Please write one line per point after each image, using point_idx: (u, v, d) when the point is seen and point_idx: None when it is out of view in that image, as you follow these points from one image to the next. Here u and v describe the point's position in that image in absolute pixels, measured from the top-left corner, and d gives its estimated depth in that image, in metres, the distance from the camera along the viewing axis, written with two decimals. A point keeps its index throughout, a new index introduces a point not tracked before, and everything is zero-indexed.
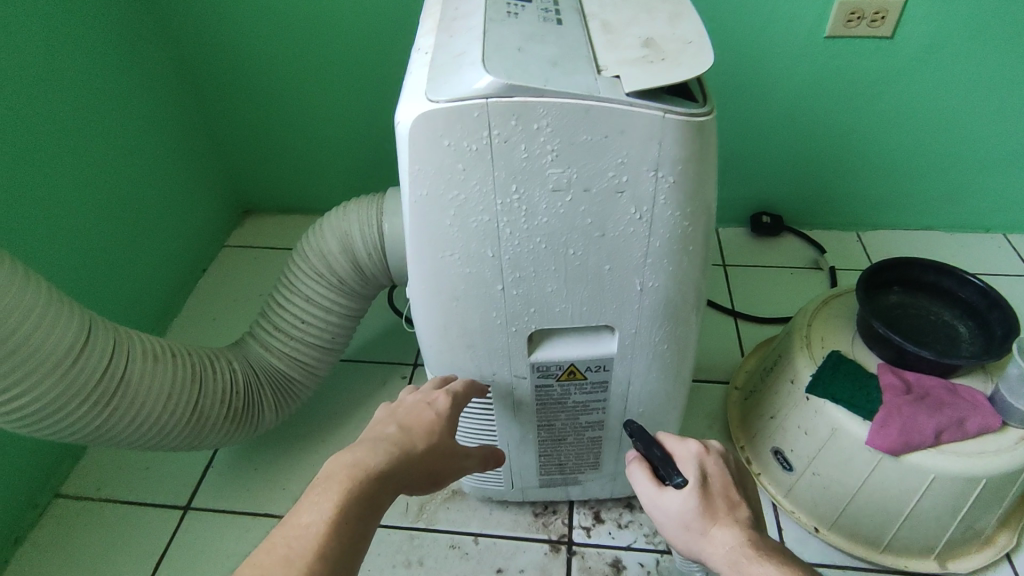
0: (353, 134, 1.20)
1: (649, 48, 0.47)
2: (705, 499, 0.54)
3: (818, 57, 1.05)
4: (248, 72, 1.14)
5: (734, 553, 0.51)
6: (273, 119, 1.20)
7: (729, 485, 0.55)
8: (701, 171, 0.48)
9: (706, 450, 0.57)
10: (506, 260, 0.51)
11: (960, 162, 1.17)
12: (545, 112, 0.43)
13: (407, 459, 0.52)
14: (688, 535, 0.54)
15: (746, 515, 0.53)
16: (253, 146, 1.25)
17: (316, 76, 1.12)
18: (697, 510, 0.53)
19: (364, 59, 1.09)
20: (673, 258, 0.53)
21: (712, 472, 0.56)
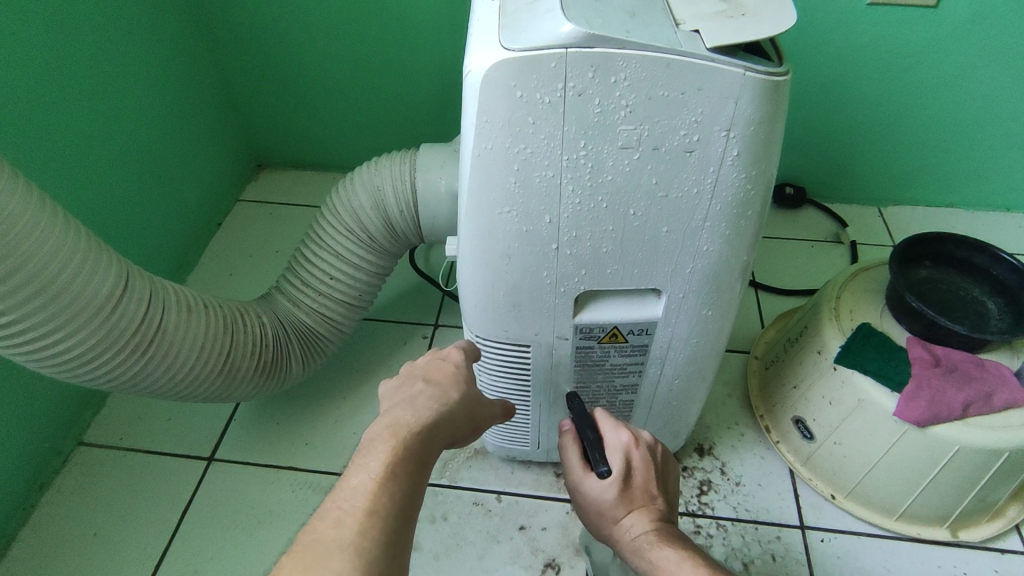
0: (375, 88, 1.16)
1: (728, 3, 0.45)
2: (623, 488, 0.59)
3: (859, 25, 1.03)
4: (270, 19, 1.09)
5: (640, 539, 0.57)
6: (292, 69, 1.16)
7: (649, 478, 0.60)
8: (772, 133, 0.47)
9: (635, 442, 0.61)
10: (563, 219, 0.51)
11: (990, 139, 1.16)
12: (625, 65, 0.41)
13: (445, 409, 0.53)
14: (602, 516, 0.60)
15: (659, 508, 0.59)
16: (272, 97, 1.21)
17: (340, 24, 1.08)
18: (615, 498, 0.59)
19: (390, 9, 1.05)
20: (731, 223, 0.52)
21: (636, 464, 0.60)
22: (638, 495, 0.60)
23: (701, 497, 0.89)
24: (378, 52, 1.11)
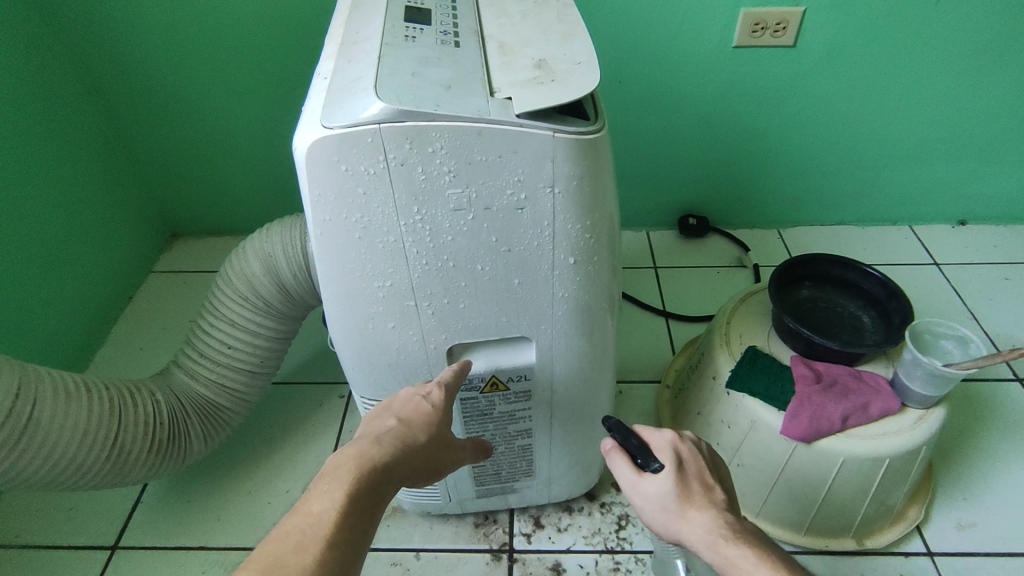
0: (276, 149, 1.17)
1: (541, 70, 0.49)
2: (684, 483, 0.54)
3: (731, 66, 1.10)
4: (164, 92, 1.10)
5: (710, 535, 0.51)
6: (195, 139, 1.17)
7: (703, 469, 0.56)
8: (597, 185, 0.50)
9: (680, 437, 0.58)
10: (415, 279, 0.53)
11: (865, 160, 1.24)
12: (439, 135, 0.44)
13: (409, 452, 0.52)
14: (665, 517, 0.54)
15: (720, 497, 0.54)
16: (175, 166, 1.21)
17: (237, 93, 1.10)
18: (676, 494, 0.54)
19: (283, 77, 1.07)
20: (581, 270, 0.55)
21: (687, 457, 0.56)
22: (697, 487, 0.54)
23: (619, 532, 0.89)
24: (276, 115, 1.12)
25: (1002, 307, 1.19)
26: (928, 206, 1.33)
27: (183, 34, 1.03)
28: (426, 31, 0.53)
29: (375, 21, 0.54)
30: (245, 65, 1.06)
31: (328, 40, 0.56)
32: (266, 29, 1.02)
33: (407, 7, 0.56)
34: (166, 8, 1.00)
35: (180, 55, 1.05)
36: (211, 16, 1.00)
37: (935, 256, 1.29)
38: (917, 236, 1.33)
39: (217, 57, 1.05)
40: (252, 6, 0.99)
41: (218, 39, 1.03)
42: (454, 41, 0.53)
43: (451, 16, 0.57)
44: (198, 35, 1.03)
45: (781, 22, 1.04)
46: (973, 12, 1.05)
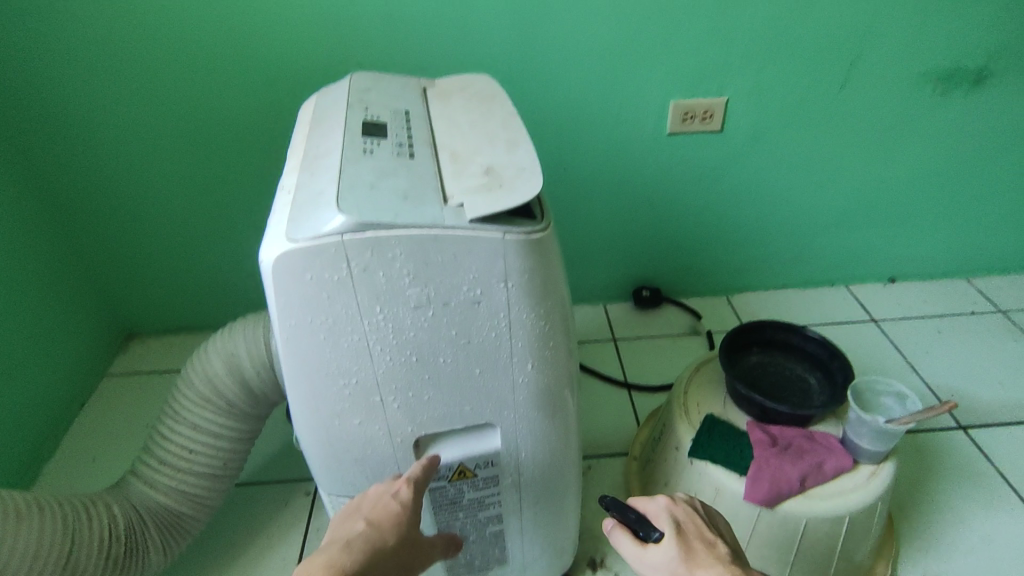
0: (236, 248, 1.19)
1: (489, 176, 0.54)
2: (683, 545, 0.55)
3: (666, 150, 1.16)
4: (123, 198, 1.12)
5: None
6: (154, 241, 1.18)
7: (701, 527, 0.57)
8: (547, 278, 0.54)
9: (672, 499, 0.59)
10: (380, 375, 0.55)
11: (798, 229, 1.34)
12: (399, 242, 0.47)
13: (379, 556, 0.52)
14: None
15: (723, 552, 0.54)
16: (132, 268, 1.21)
17: (196, 196, 1.12)
18: (679, 557, 0.54)
19: (242, 179, 1.10)
20: (538, 356, 0.58)
21: (683, 519, 0.57)
22: (698, 546, 0.55)
23: None
24: (235, 215, 1.14)
25: (938, 359, 1.26)
26: (860, 267, 1.43)
27: (141, 145, 1.06)
28: (383, 144, 0.58)
29: (335, 136, 0.59)
30: (202, 170, 1.09)
31: (292, 155, 0.61)
32: (224, 137, 1.05)
33: (364, 123, 0.62)
34: (125, 122, 1.03)
35: (138, 163, 1.08)
36: (168, 126, 1.04)
37: (872, 313, 1.38)
38: (854, 296, 1.43)
39: (175, 163, 1.08)
40: (212, 117, 1.03)
41: (176, 147, 1.06)
42: (408, 153, 0.58)
43: (405, 129, 0.62)
44: (157, 144, 1.06)
45: (708, 110, 1.12)
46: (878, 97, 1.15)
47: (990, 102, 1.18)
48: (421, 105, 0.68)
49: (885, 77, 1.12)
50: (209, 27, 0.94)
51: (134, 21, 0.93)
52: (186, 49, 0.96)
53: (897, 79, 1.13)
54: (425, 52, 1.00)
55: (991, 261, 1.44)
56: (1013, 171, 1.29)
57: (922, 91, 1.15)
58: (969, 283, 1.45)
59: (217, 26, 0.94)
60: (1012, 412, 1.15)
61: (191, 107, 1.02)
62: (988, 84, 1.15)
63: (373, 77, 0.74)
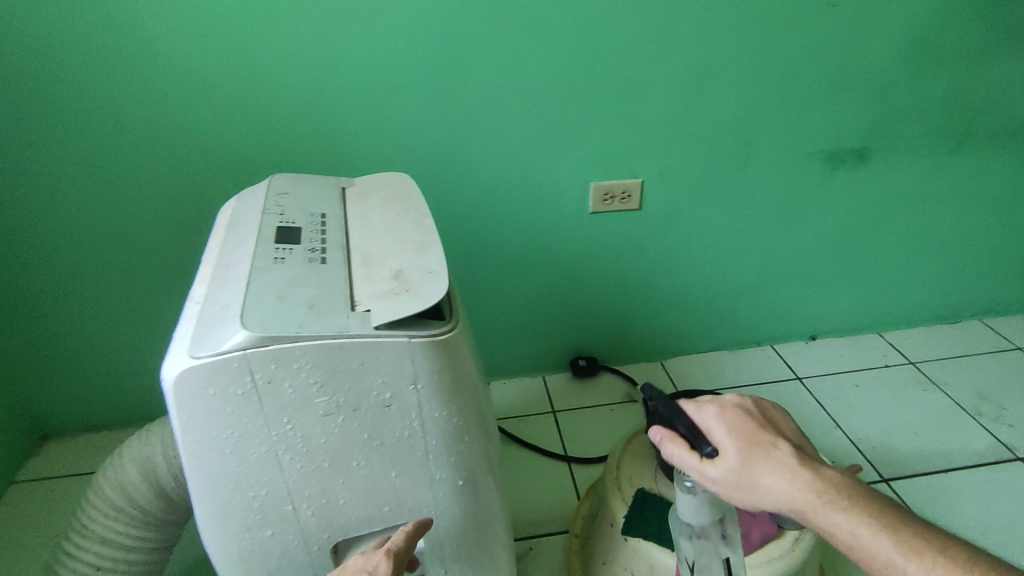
0: (159, 340, 1.15)
1: (398, 281, 0.56)
2: (747, 457, 0.57)
3: (589, 228, 1.20)
4: (36, 295, 1.08)
5: (794, 500, 0.55)
6: (70, 338, 1.13)
7: (760, 432, 0.58)
8: (457, 376, 0.55)
9: (723, 408, 0.60)
10: (292, 483, 0.54)
11: (721, 296, 1.40)
12: (303, 353, 0.48)
13: None
14: (744, 492, 0.57)
15: (787, 456, 0.57)
16: (45, 367, 1.15)
17: (117, 288, 1.09)
18: (744, 468, 0.57)
19: (165, 270, 1.08)
20: (454, 451, 0.58)
21: (738, 425, 0.59)
22: (763, 453, 0.57)
23: None
24: (157, 308, 1.11)
25: (859, 413, 1.33)
26: (782, 327, 1.50)
27: (56, 241, 1.03)
28: (295, 250, 0.60)
29: (248, 244, 0.60)
30: (122, 263, 1.06)
31: (204, 262, 0.61)
32: (145, 230, 1.04)
33: (279, 228, 0.63)
34: (40, 220, 1.01)
35: (53, 259, 1.05)
36: (84, 221, 1.02)
37: (796, 371, 1.45)
38: (779, 354, 1.50)
39: (93, 257, 1.05)
40: (131, 210, 1.02)
41: (94, 241, 1.04)
42: (321, 257, 0.59)
43: (320, 233, 0.64)
44: (75, 241, 1.04)
45: (626, 191, 1.17)
46: (779, 172, 1.24)
47: (875, 175, 1.30)
48: (337, 206, 0.71)
49: (783, 156, 1.22)
50: (128, 126, 0.95)
51: (50, 121, 0.93)
52: (105, 148, 0.96)
53: (793, 158, 1.23)
54: (344, 143, 1.01)
55: (897, 315, 1.55)
56: (904, 234, 1.41)
57: (816, 168, 1.26)
58: (880, 336, 1.55)
59: (137, 125, 0.95)
60: (928, 462, 1.21)
61: (110, 202, 1.01)
62: (871, 160, 1.28)
63: (292, 177, 0.76)
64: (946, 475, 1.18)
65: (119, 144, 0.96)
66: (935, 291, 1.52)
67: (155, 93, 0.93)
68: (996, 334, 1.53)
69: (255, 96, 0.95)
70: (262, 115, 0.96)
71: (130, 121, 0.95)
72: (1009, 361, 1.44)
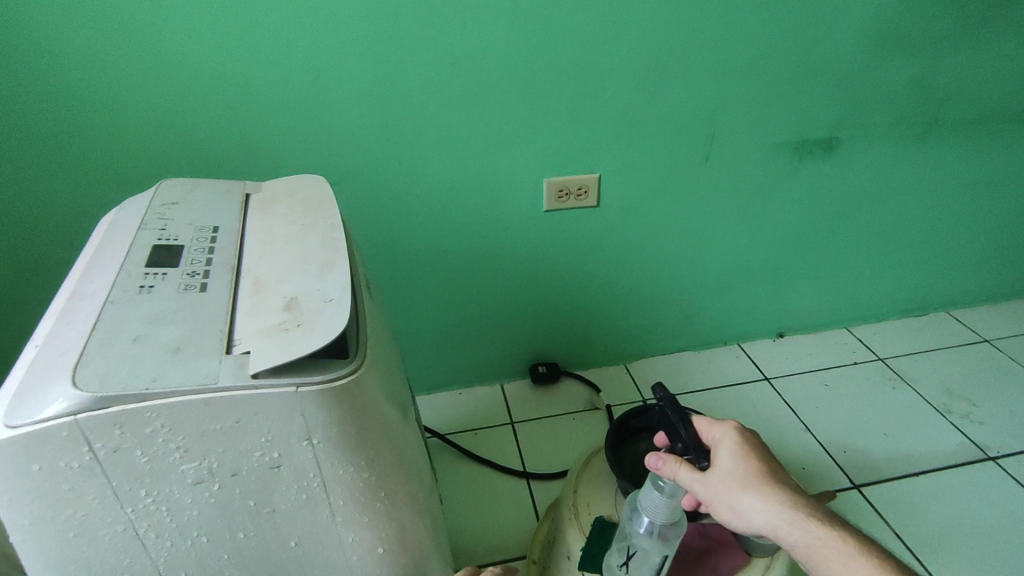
0: None
1: (289, 312, 0.46)
2: (738, 475, 0.59)
3: (544, 228, 1.11)
4: None
5: (775, 518, 0.57)
6: None
7: (755, 457, 0.60)
8: (364, 426, 0.46)
9: (734, 433, 0.62)
10: (161, 562, 0.44)
11: (686, 295, 1.33)
12: (156, 414, 0.38)
13: None
14: (726, 504, 0.59)
15: (782, 480, 0.59)
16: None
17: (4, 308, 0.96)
18: (735, 483, 0.59)
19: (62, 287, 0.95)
20: (367, 510, 0.49)
21: (735, 449, 0.61)
22: (755, 474, 0.59)
23: None
24: None
25: (829, 415, 1.28)
26: (749, 325, 1.45)
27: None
28: (170, 275, 0.50)
29: (111, 269, 0.50)
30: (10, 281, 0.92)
31: (60, 291, 0.51)
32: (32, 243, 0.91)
33: (155, 247, 0.53)
34: None
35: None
36: None
37: (765, 371, 1.39)
38: (747, 354, 1.44)
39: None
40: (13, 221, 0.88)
41: None
42: (200, 283, 0.49)
43: (206, 251, 0.54)
44: None
45: (581, 187, 1.09)
46: (744, 164, 1.17)
47: (843, 166, 1.25)
48: (235, 218, 0.61)
49: (748, 147, 1.15)
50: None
51: None
52: None
53: (758, 149, 1.16)
54: (264, 139, 0.89)
55: (865, 310, 1.50)
56: (872, 227, 1.36)
57: (782, 160, 1.19)
58: (849, 332, 1.50)
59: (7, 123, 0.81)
60: (900, 466, 1.17)
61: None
62: (839, 151, 1.22)
63: (187, 183, 0.66)
64: (918, 478, 1.14)
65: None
66: (902, 284, 1.48)
67: (24, 85, 0.78)
68: (963, 327, 1.50)
69: (153, 88, 0.81)
70: (163, 109, 0.83)
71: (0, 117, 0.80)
72: (976, 354, 1.42)
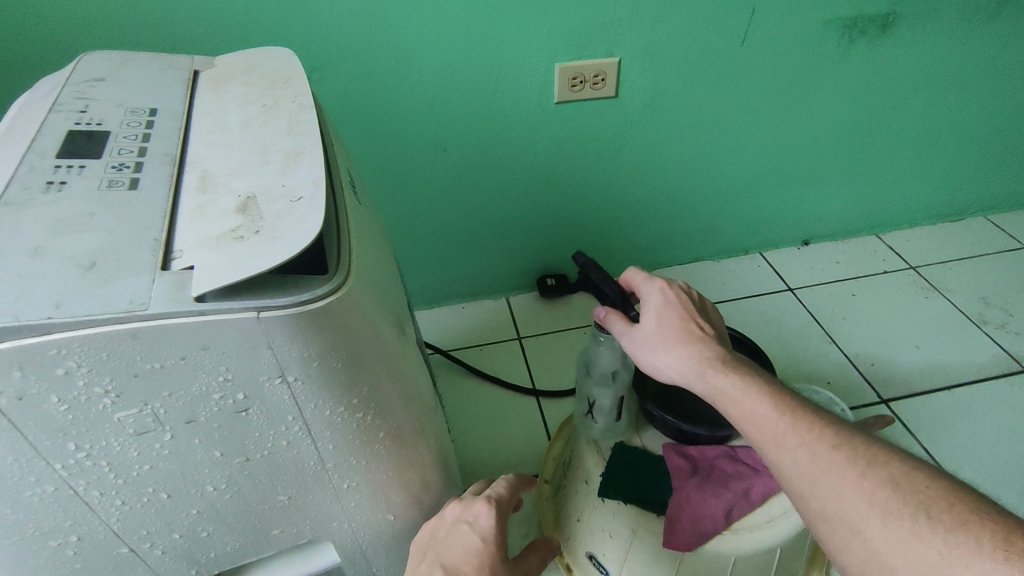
0: None
1: (244, 215, 0.35)
2: (667, 327, 0.56)
3: (555, 123, 0.97)
4: None
5: (699, 369, 0.53)
6: None
7: (689, 310, 0.57)
8: (355, 359, 0.36)
9: (670, 286, 0.58)
10: (116, 523, 0.37)
11: (708, 200, 1.21)
12: (65, 351, 0.29)
13: None
14: (654, 357, 0.56)
15: (708, 335, 0.55)
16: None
17: None
18: (663, 334, 0.56)
19: None
20: (363, 453, 0.41)
21: (670, 301, 0.57)
22: (683, 326, 0.56)
23: None
24: None
25: (856, 326, 1.20)
26: (773, 233, 1.34)
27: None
28: (88, 169, 0.38)
29: (12, 162, 0.39)
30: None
31: None
32: None
33: (69, 136, 0.41)
34: None
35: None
36: None
37: (788, 281, 1.30)
38: (769, 263, 1.34)
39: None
40: None
41: None
42: (129, 180, 0.38)
43: (138, 139, 0.42)
44: None
45: (599, 74, 0.94)
46: (785, 46, 1.02)
47: (896, 49, 1.08)
48: (179, 98, 0.48)
49: (791, 24, 0.99)
50: None
51: None
52: None
53: (803, 27, 1.00)
54: (220, 10, 0.72)
55: (899, 214, 1.39)
56: (919, 121, 1.22)
57: (829, 41, 1.03)
58: (878, 239, 1.40)
59: None
60: (931, 379, 1.10)
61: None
62: (894, 31, 1.06)
63: (115, 57, 0.52)
64: (950, 392, 1.08)
65: None
66: (942, 186, 1.36)
67: None
68: (1000, 231, 1.40)
69: None
70: None
71: None
72: (1015, 261, 1.32)
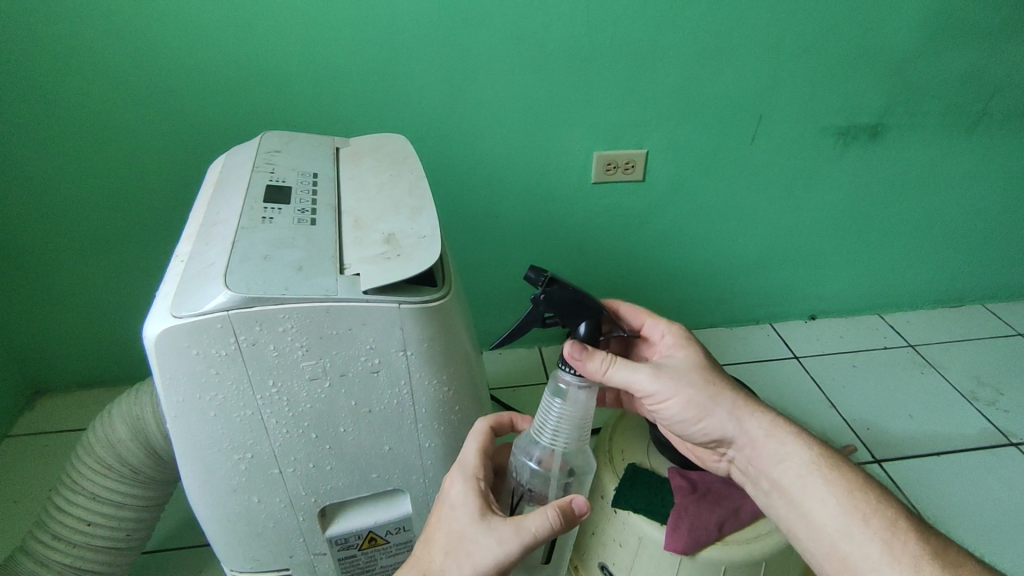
0: (141, 300, 1.09)
1: (388, 245, 0.54)
2: (707, 367, 0.62)
3: (591, 199, 1.17)
4: (15, 249, 1.01)
5: (768, 427, 0.60)
6: (52, 297, 1.07)
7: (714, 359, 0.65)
8: (448, 346, 0.54)
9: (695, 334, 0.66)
10: (277, 447, 0.53)
11: (723, 273, 1.38)
12: (287, 315, 0.47)
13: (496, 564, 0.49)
14: (702, 395, 0.60)
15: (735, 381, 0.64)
16: (23, 324, 1.09)
17: (97, 245, 1.02)
18: (706, 372, 0.61)
19: (148, 227, 1.02)
20: (444, 418, 0.58)
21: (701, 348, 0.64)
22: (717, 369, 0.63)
23: None
24: (142, 268, 1.05)
25: (855, 394, 1.32)
26: (782, 306, 1.49)
27: (26, 198, 0.96)
28: (284, 210, 0.58)
29: (236, 203, 0.58)
30: (106, 223, 1.00)
31: (190, 221, 0.60)
32: (126, 185, 0.97)
33: (266, 188, 0.61)
34: (12, 169, 0.93)
35: (30, 217, 0.98)
36: (62, 176, 0.95)
37: (795, 350, 1.44)
38: (778, 333, 1.48)
39: (75, 216, 0.99)
40: (114, 162, 0.95)
41: (69, 194, 0.97)
42: (310, 218, 0.57)
43: (310, 193, 0.62)
44: (52, 193, 0.96)
45: (629, 161, 1.14)
46: (787, 147, 1.21)
47: (887, 153, 1.27)
48: (331, 167, 0.68)
49: (793, 129, 1.19)
50: (105, 76, 0.87)
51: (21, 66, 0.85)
52: (87, 103, 0.89)
53: (802, 133, 1.20)
54: (340, 103, 0.95)
55: (900, 297, 1.53)
56: (912, 215, 1.38)
57: (827, 143, 1.22)
58: (880, 318, 1.54)
59: (113, 75, 0.87)
60: (922, 445, 1.21)
61: (91, 159, 0.94)
62: (884, 138, 1.24)
63: (283, 135, 0.73)
64: (940, 459, 1.18)
65: (97, 97, 0.89)
66: (939, 274, 1.50)
67: (133, 41, 0.85)
68: (997, 318, 1.52)
69: (242, 49, 0.88)
70: (249, 68, 0.89)
71: (107, 72, 0.87)
72: (1009, 346, 1.43)
